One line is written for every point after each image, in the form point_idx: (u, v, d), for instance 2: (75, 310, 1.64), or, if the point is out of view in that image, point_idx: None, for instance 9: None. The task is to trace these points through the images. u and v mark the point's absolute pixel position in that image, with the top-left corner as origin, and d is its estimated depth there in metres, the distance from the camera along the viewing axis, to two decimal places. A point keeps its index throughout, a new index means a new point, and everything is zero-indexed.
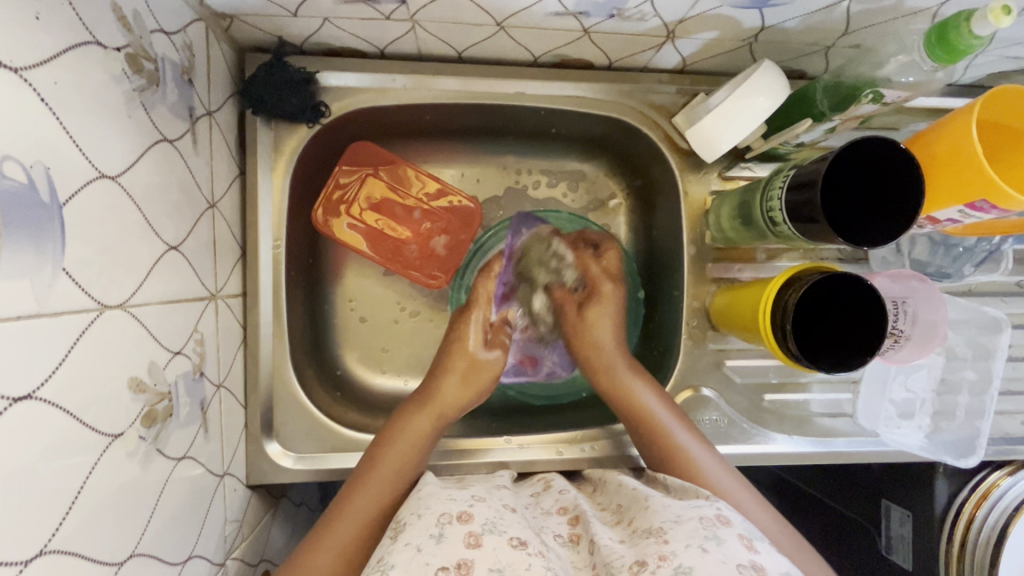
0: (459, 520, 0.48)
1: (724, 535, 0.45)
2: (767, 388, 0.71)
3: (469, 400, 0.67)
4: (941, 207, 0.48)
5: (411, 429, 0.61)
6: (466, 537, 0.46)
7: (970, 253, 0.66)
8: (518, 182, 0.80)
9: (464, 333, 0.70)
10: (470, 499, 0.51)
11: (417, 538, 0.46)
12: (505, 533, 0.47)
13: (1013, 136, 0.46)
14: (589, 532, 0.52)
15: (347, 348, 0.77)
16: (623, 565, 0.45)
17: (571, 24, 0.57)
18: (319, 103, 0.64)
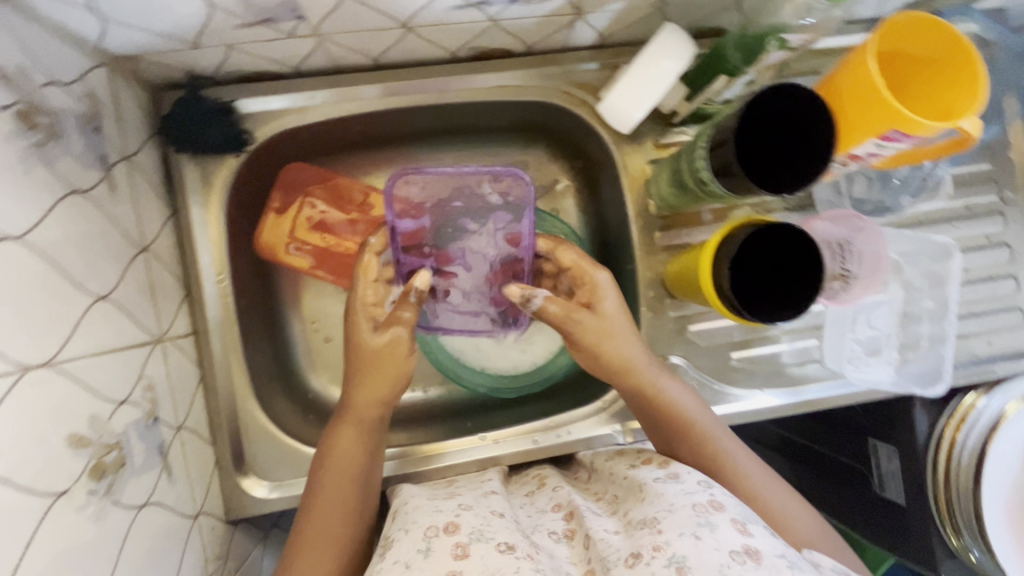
0: (446, 532, 0.49)
1: (716, 521, 0.46)
2: (732, 347, 0.71)
3: (388, 392, 0.61)
4: (857, 142, 0.48)
5: (341, 448, 0.59)
6: (453, 549, 0.47)
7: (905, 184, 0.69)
8: None
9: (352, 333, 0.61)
10: (457, 508, 0.53)
11: (406, 555, 0.48)
12: (493, 540, 0.48)
13: (921, 64, 0.46)
14: (582, 526, 0.53)
15: (316, 369, 0.77)
16: (620, 559, 0.46)
17: (476, 16, 0.57)
18: (243, 130, 0.64)
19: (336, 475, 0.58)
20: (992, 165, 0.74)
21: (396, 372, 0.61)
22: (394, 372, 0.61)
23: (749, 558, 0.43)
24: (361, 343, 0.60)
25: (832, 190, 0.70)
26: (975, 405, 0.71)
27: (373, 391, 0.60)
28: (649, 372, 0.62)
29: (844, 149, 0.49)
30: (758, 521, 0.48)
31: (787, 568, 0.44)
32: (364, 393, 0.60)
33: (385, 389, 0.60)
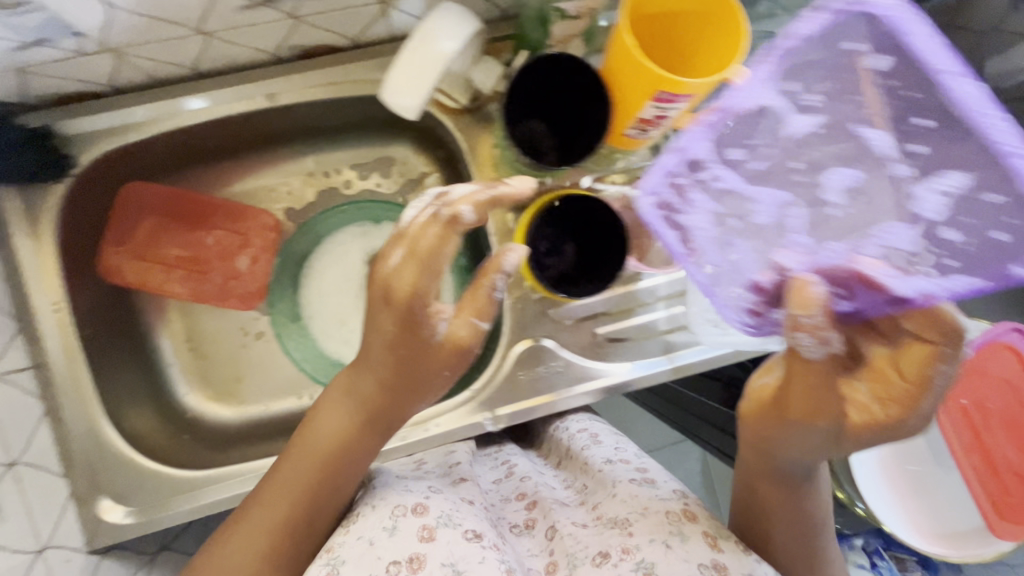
0: (413, 512, 0.52)
1: (688, 531, 0.49)
2: (597, 322, 0.70)
3: (408, 405, 0.53)
4: (639, 108, 0.48)
5: (324, 428, 0.52)
6: (420, 530, 0.50)
7: None
8: (329, 182, 0.81)
9: (376, 327, 0.49)
10: (426, 492, 0.56)
11: (370, 531, 0.50)
12: (459, 526, 0.51)
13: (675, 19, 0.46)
14: (548, 517, 0.58)
15: (194, 387, 0.76)
16: (587, 556, 0.51)
17: (273, 13, 0.56)
18: (63, 155, 0.61)
19: (326, 464, 0.51)
20: None
21: (426, 385, 0.51)
22: (429, 384, 0.51)
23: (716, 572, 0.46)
24: (389, 340, 0.49)
25: None
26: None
27: (395, 395, 0.51)
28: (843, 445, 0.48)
29: (631, 117, 0.49)
30: (734, 534, 0.50)
31: None
32: (384, 389, 0.51)
33: (408, 397, 0.52)
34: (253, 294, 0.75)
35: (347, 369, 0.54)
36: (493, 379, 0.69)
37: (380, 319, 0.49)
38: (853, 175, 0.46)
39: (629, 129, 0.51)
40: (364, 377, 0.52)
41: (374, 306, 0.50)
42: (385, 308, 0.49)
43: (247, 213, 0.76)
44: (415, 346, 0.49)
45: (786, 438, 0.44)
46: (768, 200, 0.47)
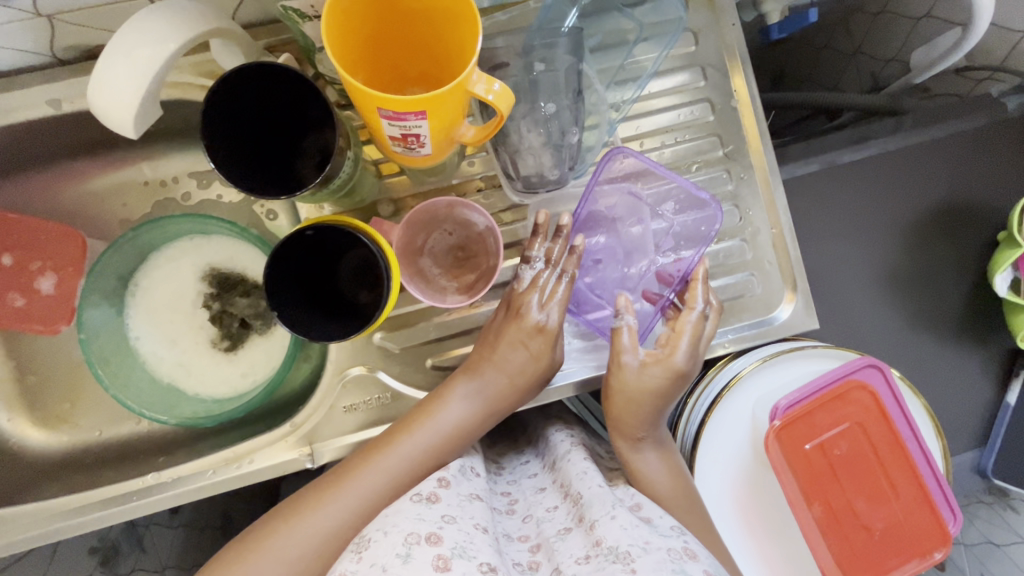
0: (428, 541, 0.46)
1: (691, 570, 0.45)
2: (429, 350, 0.64)
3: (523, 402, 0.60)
4: (379, 125, 0.41)
5: (456, 413, 0.57)
6: (433, 561, 0.44)
7: (573, 146, 0.60)
8: (165, 192, 0.74)
9: (511, 338, 0.57)
10: (439, 519, 0.48)
11: (383, 558, 0.45)
12: (474, 559, 0.45)
13: (402, 18, 0.38)
14: (552, 558, 0.49)
15: (17, 415, 0.71)
16: None
17: (9, 14, 0.50)
18: None
19: (437, 451, 0.56)
20: (714, 118, 0.66)
21: (531, 395, 0.60)
22: (537, 389, 0.60)
23: None
24: (521, 361, 0.57)
25: (507, 149, 0.60)
26: (715, 372, 0.66)
27: (513, 396, 0.59)
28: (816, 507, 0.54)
29: (380, 134, 0.42)
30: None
31: None
32: (507, 393, 0.58)
33: (525, 399, 0.60)
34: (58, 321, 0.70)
35: (476, 365, 0.58)
36: (316, 410, 0.64)
37: (510, 334, 0.57)
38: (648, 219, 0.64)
39: (395, 147, 0.45)
40: (497, 374, 0.58)
41: (523, 336, 0.57)
42: (514, 331, 0.57)
43: (52, 228, 0.69)
44: (541, 357, 0.58)
45: (643, 412, 0.57)
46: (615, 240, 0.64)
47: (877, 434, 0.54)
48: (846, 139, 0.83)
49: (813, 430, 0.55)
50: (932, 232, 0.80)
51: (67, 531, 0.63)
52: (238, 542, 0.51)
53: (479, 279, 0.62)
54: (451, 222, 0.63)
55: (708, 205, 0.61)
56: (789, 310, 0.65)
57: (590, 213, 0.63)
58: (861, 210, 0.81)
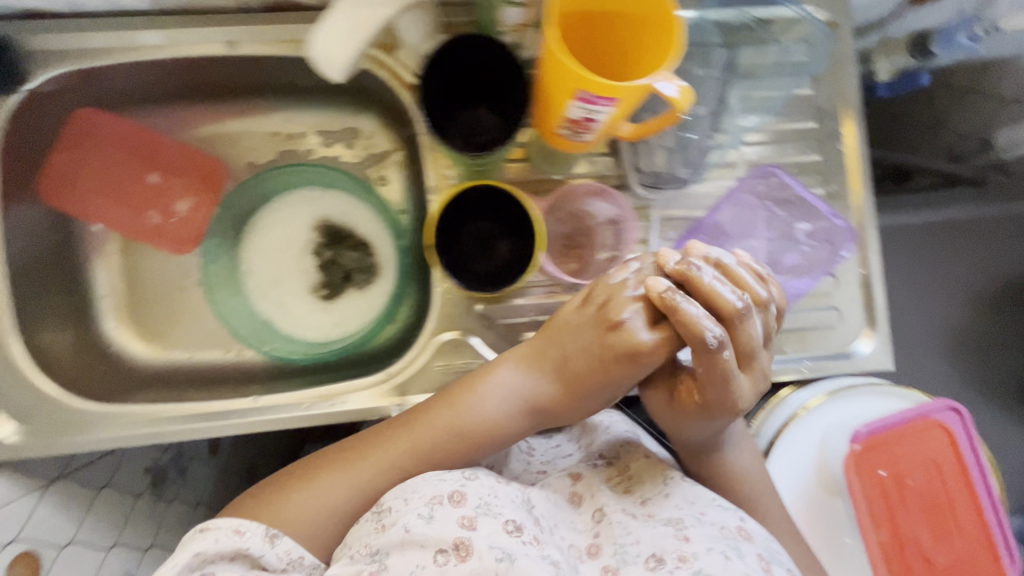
0: (451, 501, 0.52)
1: (745, 550, 0.53)
2: (526, 327, 0.67)
3: (564, 409, 0.60)
4: (565, 107, 0.45)
5: (486, 406, 0.58)
6: (458, 519, 0.51)
7: (688, 150, 0.65)
8: (290, 143, 0.78)
9: (569, 338, 0.58)
10: (462, 477, 0.55)
11: (406, 519, 0.51)
12: (499, 517, 0.52)
13: (610, 19, 0.44)
14: (595, 499, 0.59)
15: (121, 324, 0.75)
16: (640, 554, 0.54)
17: None
18: (17, 68, 0.62)
19: (465, 445, 0.58)
20: (821, 158, 0.69)
21: (575, 405, 0.60)
22: (590, 400, 0.59)
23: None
24: (576, 363, 0.58)
25: (634, 155, 0.65)
26: (780, 403, 0.68)
27: (549, 399, 0.59)
28: (888, 532, 0.56)
29: (559, 115, 0.47)
30: (781, 560, 0.54)
31: None
32: (546, 394, 0.59)
33: (577, 406, 0.60)
34: (185, 241, 0.76)
35: (519, 362, 0.60)
36: (411, 364, 0.67)
37: (584, 338, 0.57)
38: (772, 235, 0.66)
39: (563, 130, 0.50)
40: (545, 379, 0.59)
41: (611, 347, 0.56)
42: (603, 339, 0.57)
43: (198, 157, 0.76)
44: (593, 365, 0.57)
45: (667, 419, 0.60)
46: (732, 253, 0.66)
47: (951, 475, 0.57)
48: (923, 201, 0.90)
49: (892, 459, 0.57)
50: (977, 301, 0.86)
51: (157, 439, 0.65)
52: (262, 492, 0.57)
53: (582, 270, 0.67)
54: (564, 212, 0.67)
55: (839, 237, 0.67)
56: (869, 346, 0.68)
57: (712, 224, 0.66)
58: (917, 270, 0.87)
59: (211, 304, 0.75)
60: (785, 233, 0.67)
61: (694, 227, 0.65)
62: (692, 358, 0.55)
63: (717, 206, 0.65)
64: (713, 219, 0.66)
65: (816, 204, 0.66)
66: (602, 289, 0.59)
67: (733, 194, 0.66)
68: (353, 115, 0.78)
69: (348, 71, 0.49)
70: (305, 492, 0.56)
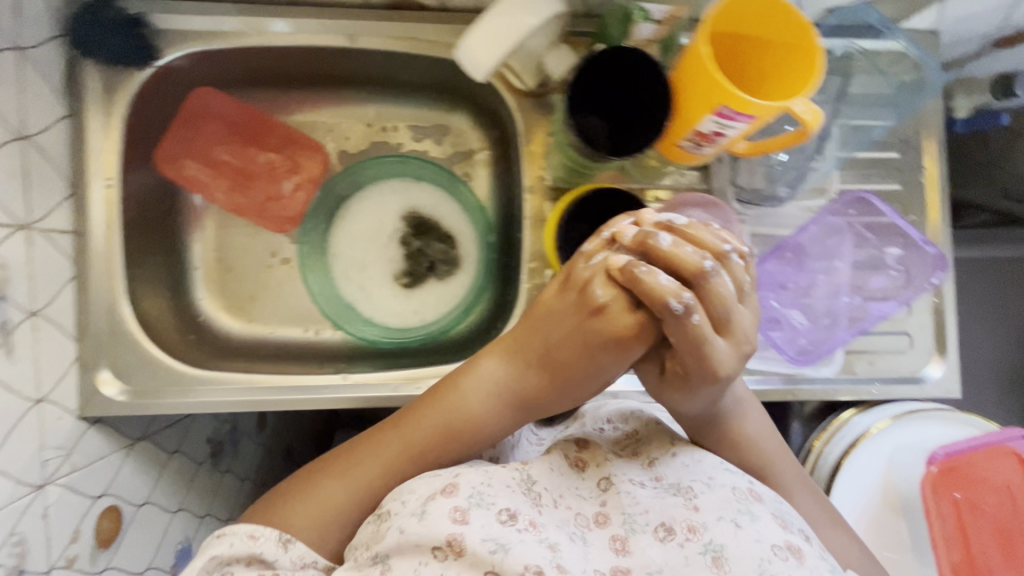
0: (443, 494, 0.46)
1: (758, 511, 0.48)
2: None
3: (555, 398, 0.55)
4: (698, 120, 0.48)
5: (470, 400, 0.55)
6: (450, 512, 0.45)
7: (782, 172, 0.67)
8: (384, 135, 0.81)
9: (552, 324, 0.53)
10: (454, 468, 0.50)
11: (401, 520, 0.46)
12: (493, 506, 0.46)
13: (753, 42, 0.46)
14: (600, 465, 0.53)
15: (211, 295, 0.78)
16: (648, 524, 0.48)
17: None
18: (150, 45, 0.65)
19: (447, 437, 0.54)
20: (900, 187, 0.71)
21: (566, 392, 0.54)
22: (578, 391, 0.54)
23: (791, 555, 0.46)
24: (562, 351, 0.53)
25: (726, 174, 0.68)
26: (844, 424, 0.71)
27: (536, 390, 0.55)
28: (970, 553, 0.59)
29: (688, 126, 0.49)
30: (795, 522, 0.50)
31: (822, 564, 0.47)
32: (532, 385, 0.55)
33: (561, 398, 0.55)
34: (287, 219, 0.79)
35: (500, 355, 0.56)
36: None
37: (566, 323, 0.52)
38: (858, 257, 0.67)
39: (685, 141, 0.52)
40: (529, 370, 0.55)
41: (591, 331, 0.51)
42: (587, 325, 0.51)
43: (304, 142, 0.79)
44: (580, 351, 0.52)
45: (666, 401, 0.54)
46: (814, 274, 0.68)
47: None
48: (974, 237, 0.95)
49: (970, 480, 0.60)
50: None
51: (250, 408, 0.67)
52: (260, 512, 0.53)
53: None
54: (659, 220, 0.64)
55: (932, 264, 0.65)
56: (938, 371, 0.70)
57: (798, 243, 0.67)
58: None
59: (304, 281, 0.78)
60: (873, 256, 0.67)
61: (779, 246, 0.68)
62: (664, 330, 0.49)
63: (806, 226, 0.67)
64: (801, 239, 0.67)
65: (907, 229, 0.66)
66: (584, 268, 0.53)
67: (822, 216, 0.67)
68: (446, 113, 0.81)
69: (491, 73, 0.51)
70: (301, 506, 0.52)
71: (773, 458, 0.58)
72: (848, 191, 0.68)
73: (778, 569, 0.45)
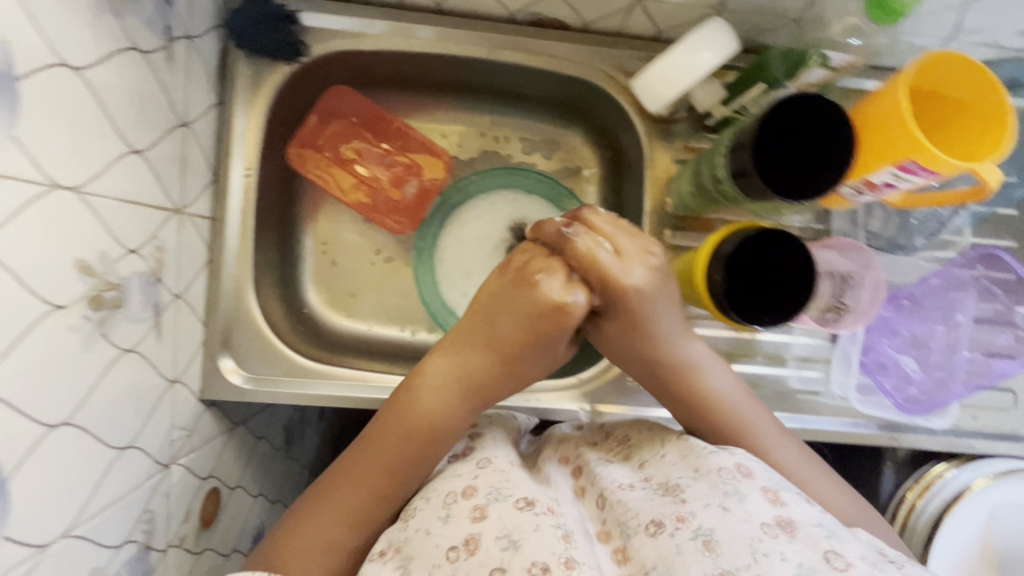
0: (464, 496, 0.50)
1: (745, 491, 0.48)
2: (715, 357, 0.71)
3: (511, 370, 0.59)
4: (874, 170, 0.49)
5: (426, 399, 0.57)
6: (472, 512, 0.48)
7: (922, 225, 0.68)
8: (495, 145, 0.82)
9: (499, 314, 0.58)
10: (476, 469, 0.53)
11: (427, 522, 0.49)
12: (510, 498, 0.49)
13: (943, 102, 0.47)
14: (596, 484, 0.54)
15: (316, 288, 0.79)
16: (640, 525, 0.48)
17: None
18: (300, 42, 0.66)
19: (419, 439, 0.56)
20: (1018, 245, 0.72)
21: (527, 358, 0.59)
22: (533, 354, 0.58)
23: (781, 530, 0.45)
24: (512, 330, 0.58)
25: (847, 219, 0.69)
26: (943, 479, 0.70)
27: (495, 370, 0.58)
28: None
29: (860, 174, 0.50)
30: (790, 488, 0.50)
31: (824, 535, 0.45)
32: (490, 366, 0.58)
33: (513, 370, 0.59)
34: (405, 221, 0.79)
35: (446, 352, 0.59)
36: (601, 374, 0.71)
37: (507, 308, 0.58)
38: (984, 312, 0.67)
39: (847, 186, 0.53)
40: (476, 355, 0.59)
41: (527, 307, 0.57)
42: (526, 299, 0.57)
43: (428, 147, 0.79)
44: (524, 325, 0.57)
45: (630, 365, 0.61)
46: (934, 326, 0.68)
47: None
48: None
49: None
50: None
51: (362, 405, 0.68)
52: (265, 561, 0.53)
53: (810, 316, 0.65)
54: None
55: None
56: None
57: (921, 293, 0.68)
58: None
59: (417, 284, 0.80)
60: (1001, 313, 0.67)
61: (896, 294, 0.69)
62: (594, 286, 0.58)
63: (933, 277, 0.67)
64: (926, 289, 0.68)
65: None
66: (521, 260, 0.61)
67: (950, 269, 0.67)
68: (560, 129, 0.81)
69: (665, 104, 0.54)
70: (297, 553, 0.52)
71: (748, 414, 0.59)
72: (979, 246, 0.68)
73: (768, 546, 0.44)
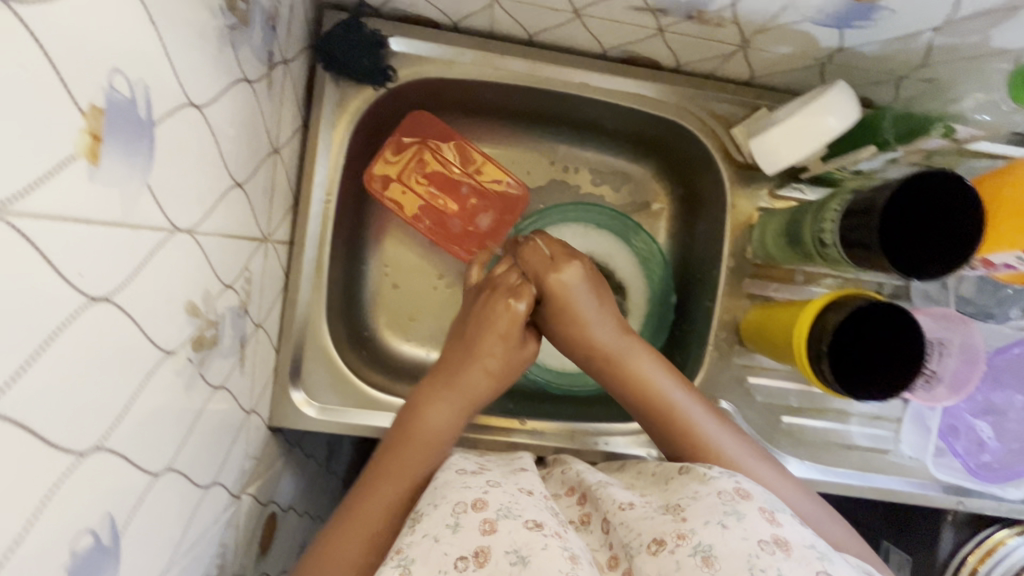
0: (474, 508, 0.46)
1: (744, 510, 0.44)
2: (785, 410, 0.70)
3: (489, 374, 0.62)
4: None
5: (433, 415, 0.59)
6: (480, 524, 0.44)
7: (1017, 296, 0.66)
8: (564, 175, 0.81)
9: (477, 326, 0.63)
10: (484, 484, 0.49)
11: (433, 528, 0.45)
12: (519, 516, 0.45)
13: None
14: (601, 506, 0.52)
15: (377, 311, 0.78)
16: (642, 544, 0.45)
17: (648, 21, 0.58)
18: (388, 67, 0.64)
19: (413, 439, 0.57)
20: None
21: (493, 356, 0.62)
22: (495, 353, 0.62)
23: (779, 548, 0.42)
24: (493, 341, 0.62)
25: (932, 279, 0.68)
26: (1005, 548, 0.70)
27: (477, 374, 0.61)
28: None
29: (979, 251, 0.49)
30: (787, 510, 0.46)
31: (818, 559, 0.41)
32: (472, 371, 0.61)
33: (484, 371, 0.62)
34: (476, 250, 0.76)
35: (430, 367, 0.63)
36: None
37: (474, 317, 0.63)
38: None
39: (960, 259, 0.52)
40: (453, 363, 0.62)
41: (486, 304, 0.63)
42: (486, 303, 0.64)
43: (505, 180, 0.77)
44: (492, 328, 0.62)
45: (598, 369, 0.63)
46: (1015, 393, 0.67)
47: None
48: None
49: None
50: None
51: None
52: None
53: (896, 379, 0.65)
54: None
55: None
56: None
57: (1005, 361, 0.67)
58: None
59: None
60: None
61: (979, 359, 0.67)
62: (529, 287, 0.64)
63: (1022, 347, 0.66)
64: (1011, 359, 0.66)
65: None
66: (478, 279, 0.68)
67: None
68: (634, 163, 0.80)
69: (783, 166, 0.58)
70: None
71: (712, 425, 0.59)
72: None
73: (766, 562, 0.41)
